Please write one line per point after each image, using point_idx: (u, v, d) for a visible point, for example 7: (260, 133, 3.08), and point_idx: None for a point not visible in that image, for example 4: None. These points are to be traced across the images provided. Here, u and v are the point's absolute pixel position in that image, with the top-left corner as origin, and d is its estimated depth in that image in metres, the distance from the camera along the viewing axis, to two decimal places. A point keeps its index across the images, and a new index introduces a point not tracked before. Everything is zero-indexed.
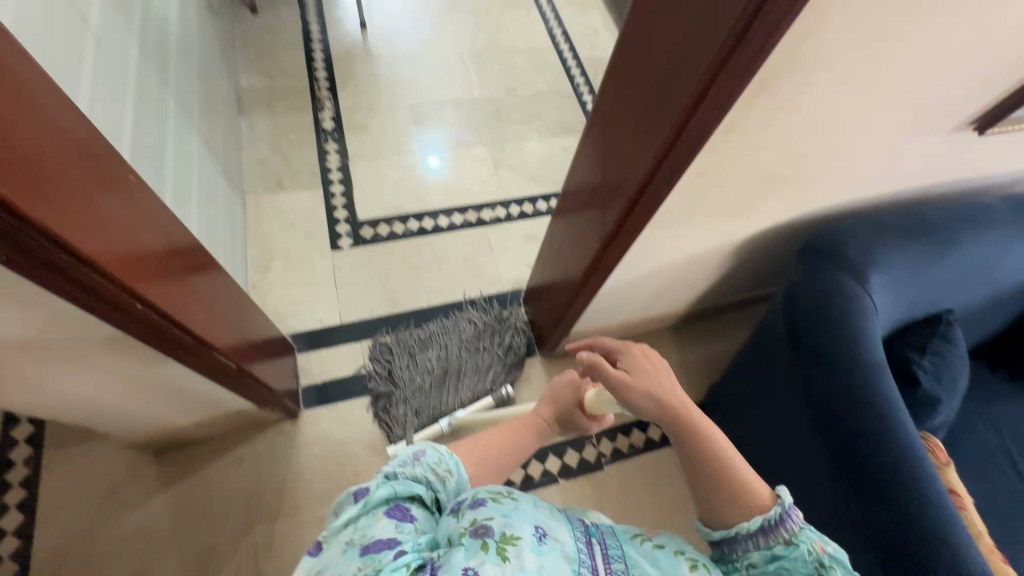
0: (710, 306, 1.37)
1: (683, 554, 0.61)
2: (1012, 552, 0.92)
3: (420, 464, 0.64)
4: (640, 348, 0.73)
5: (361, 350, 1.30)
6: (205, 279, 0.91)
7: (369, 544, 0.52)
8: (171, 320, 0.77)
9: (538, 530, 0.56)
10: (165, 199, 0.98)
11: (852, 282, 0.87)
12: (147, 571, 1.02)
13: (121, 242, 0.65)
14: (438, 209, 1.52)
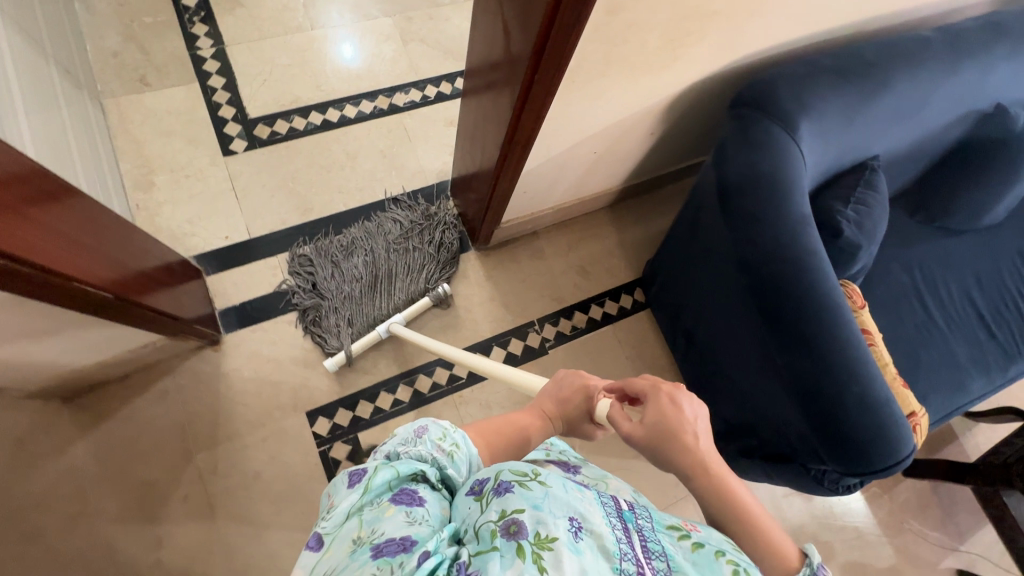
0: (645, 179, 1.32)
1: (725, 555, 0.45)
2: (914, 376, 1.01)
3: (424, 441, 0.53)
4: (667, 392, 0.61)
5: (278, 264, 1.19)
6: (63, 208, 0.75)
7: (380, 544, 0.42)
8: (19, 260, 0.63)
9: (573, 522, 0.44)
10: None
11: (782, 133, 0.82)
12: (86, 512, 0.99)
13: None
14: (343, 97, 1.33)
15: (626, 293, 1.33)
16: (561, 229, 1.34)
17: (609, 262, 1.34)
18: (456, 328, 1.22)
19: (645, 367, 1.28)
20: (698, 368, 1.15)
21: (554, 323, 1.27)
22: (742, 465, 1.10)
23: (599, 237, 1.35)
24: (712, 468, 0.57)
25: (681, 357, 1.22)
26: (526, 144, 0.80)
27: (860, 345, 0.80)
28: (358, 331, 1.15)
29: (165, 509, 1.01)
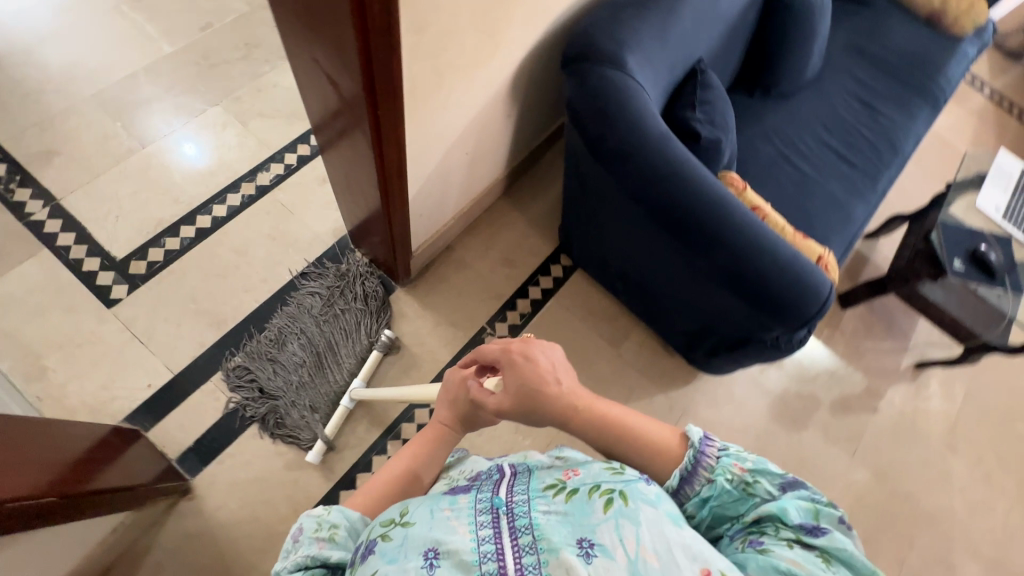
0: (523, 156, 1.37)
1: (598, 490, 0.47)
2: (810, 225, 1.13)
3: (299, 545, 0.47)
4: (518, 353, 0.55)
5: (215, 387, 1.13)
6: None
7: None
8: None
9: (429, 555, 0.43)
10: None
11: (614, 72, 0.89)
12: None
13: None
14: (206, 199, 1.28)
15: (554, 263, 1.39)
16: (471, 233, 1.37)
17: (526, 243, 1.39)
18: (417, 366, 1.22)
19: (599, 320, 1.35)
20: (642, 301, 1.23)
21: (503, 319, 1.30)
22: (715, 365, 1.19)
23: (508, 225, 1.40)
24: (581, 403, 0.54)
25: (624, 298, 1.29)
26: (400, 173, 0.82)
27: (754, 221, 0.89)
28: (324, 412, 1.13)
29: None
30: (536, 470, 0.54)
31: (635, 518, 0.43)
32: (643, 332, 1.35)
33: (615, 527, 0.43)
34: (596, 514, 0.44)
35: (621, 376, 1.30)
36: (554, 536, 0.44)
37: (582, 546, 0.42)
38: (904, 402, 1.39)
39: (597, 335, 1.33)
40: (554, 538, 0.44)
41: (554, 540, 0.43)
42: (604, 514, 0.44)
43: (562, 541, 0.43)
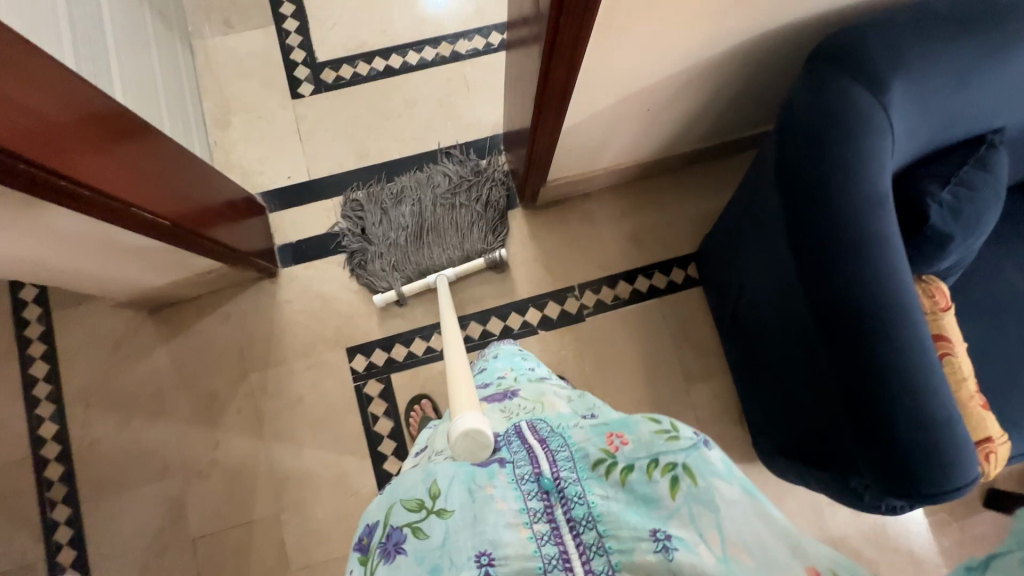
0: (716, 143, 1.19)
1: (659, 468, 0.48)
2: (1005, 397, 0.86)
3: None
4: None
5: (332, 207, 1.24)
6: (143, 146, 0.81)
7: None
8: (110, 195, 0.72)
9: (481, 559, 0.47)
10: (104, 65, 0.88)
11: (866, 94, 0.69)
12: (162, 409, 1.14)
13: (18, 106, 0.58)
14: (407, 43, 1.32)
15: (679, 267, 1.24)
16: (615, 193, 1.26)
17: (663, 232, 1.25)
18: (494, 285, 1.22)
19: (687, 347, 1.21)
20: (744, 355, 1.07)
21: (596, 291, 1.23)
22: (780, 465, 1.03)
23: (656, 205, 1.26)
24: None
25: (728, 341, 1.14)
26: (561, 97, 0.75)
27: (925, 352, 0.69)
28: (407, 277, 1.18)
29: (222, 415, 1.14)
30: (569, 432, 0.54)
31: (706, 501, 0.47)
32: (725, 385, 1.19)
33: (690, 513, 0.47)
34: (664, 500, 0.48)
35: (674, 412, 1.18)
36: (624, 530, 0.48)
37: (658, 540, 0.47)
38: None
39: (675, 360, 1.20)
40: (624, 534, 0.48)
41: (626, 536, 0.47)
42: (675, 501, 0.48)
43: (636, 535, 0.47)
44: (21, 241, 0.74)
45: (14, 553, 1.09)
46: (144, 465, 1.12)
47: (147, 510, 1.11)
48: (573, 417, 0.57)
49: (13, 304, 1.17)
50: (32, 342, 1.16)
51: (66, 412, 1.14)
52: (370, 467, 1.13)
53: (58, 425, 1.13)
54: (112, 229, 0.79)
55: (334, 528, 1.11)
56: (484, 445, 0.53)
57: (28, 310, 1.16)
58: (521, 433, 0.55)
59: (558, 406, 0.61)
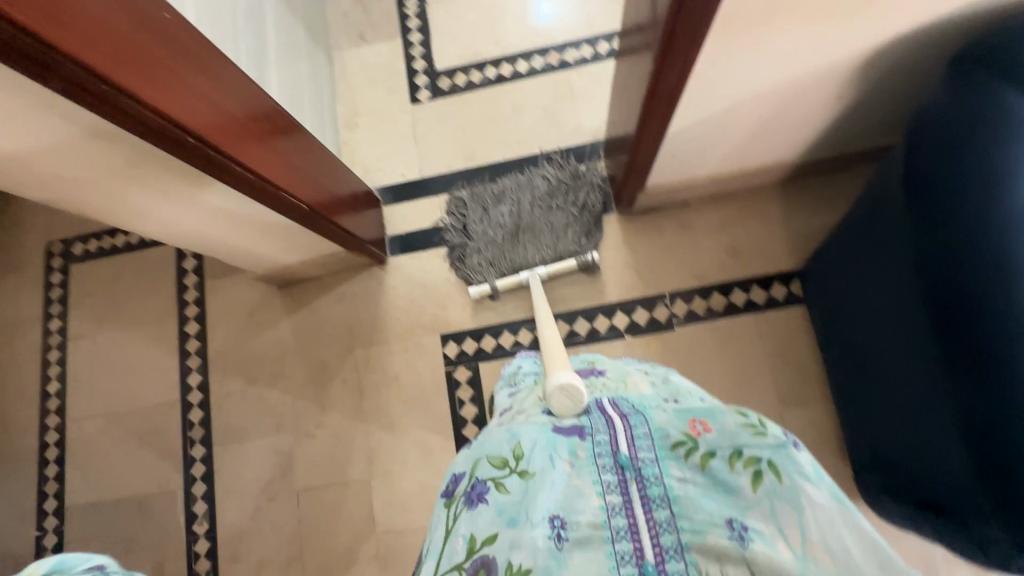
0: (834, 153, 1.12)
1: (740, 460, 0.50)
2: None
3: None
4: None
5: (438, 203, 1.34)
6: (291, 142, 0.94)
7: None
8: (264, 179, 0.84)
9: (554, 522, 0.52)
10: (266, 72, 1.03)
11: (1019, 97, 0.63)
12: (282, 372, 1.30)
13: (204, 100, 0.70)
14: (518, 52, 1.40)
15: (780, 282, 1.18)
16: (716, 202, 1.23)
17: (766, 245, 1.20)
18: (583, 287, 1.24)
19: (783, 367, 1.15)
20: (851, 380, 1.00)
21: (687, 300, 1.21)
22: (884, 503, 0.95)
23: (760, 217, 1.21)
24: None
25: (832, 365, 1.06)
26: (669, 100, 0.76)
27: None
28: (502, 273, 1.24)
29: (330, 384, 1.28)
30: (652, 413, 0.56)
31: (788, 497, 0.48)
32: (826, 412, 1.11)
33: (769, 506, 0.48)
34: (744, 490, 0.50)
35: None
36: (697, 514, 0.51)
37: (733, 528, 0.49)
38: None
39: (770, 379, 1.14)
40: (697, 516, 0.51)
41: (699, 520, 0.50)
42: (754, 493, 0.49)
43: (709, 521, 0.50)
44: (195, 214, 0.89)
45: (160, 480, 1.30)
46: (263, 420, 1.29)
47: (263, 459, 1.27)
48: (656, 400, 0.59)
49: (178, 271, 1.39)
50: (188, 304, 1.37)
51: (208, 366, 1.34)
52: (453, 448, 1.21)
53: (201, 377, 1.33)
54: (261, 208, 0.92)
55: (417, 500, 1.19)
56: (577, 403, 0.59)
57: (188, 278, 1.39)
58: (604, 407, 0.59)
59: (641, 389, 0.63)
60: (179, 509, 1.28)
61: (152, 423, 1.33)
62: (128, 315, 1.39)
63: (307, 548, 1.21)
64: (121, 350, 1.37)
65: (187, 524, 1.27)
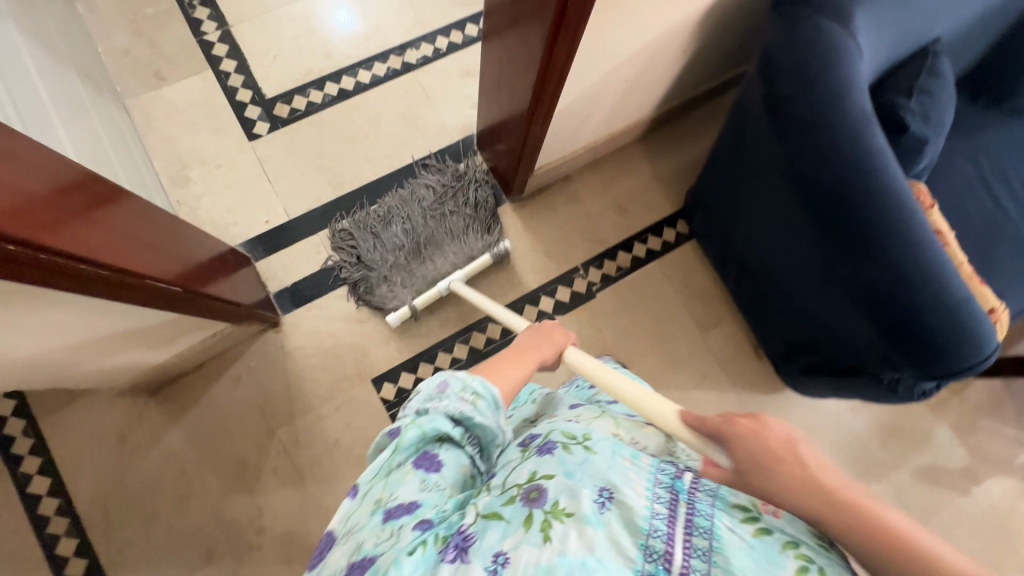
0: (678, 102, 1.25)
1: (795, 548, 0.44)
2: (1002, 284, 0.92)
3: (447, 396, 0.54)
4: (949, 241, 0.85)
5: (320, 241, 1.20)
6: (138, 219, 0.76)
7: (392, 507, 0.48)
8: (117, 270, 0.66)
9: (603, 493, 0.47)
10: (55, 136, 0.80)
11: (831, 24, 0.76)
12: (190, 491, 1.07)
13: (4, 183, 0.50)
14: (354, 62, 1.29)
15: (668, 226, 1.30)
16: (594, 169, 1.30)
17: (648, 197, 1.30)
18: (501, 282, 1.22)
19: (694, 299, 1.27)
20: (755, 292, 1.14)
21: (598, 266, 1.26)
22: (805, 384, 1.11)
23: (634, 173, 1.31)
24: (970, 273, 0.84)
25: (733, 284, 1.20)
26: (559, 79, 0.77)
27: (933, 250, 0.75)
28: (417, 289, 1.16)
29: (259, 480, 1.08)
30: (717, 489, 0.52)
31: None
32: (737, 325, 1.26)
33: None
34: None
35: (698, 361, 1.23)
36: (736, 561, 0.43)
37: None
38: (1003, 498, 1.20)
39: (687, 313, 1.26)
40: (733, 562, 0.43)
41: (735, 566, 0.42)
42: None
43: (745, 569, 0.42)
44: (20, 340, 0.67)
45: None
46: (186, 555, 1.05)
47: None
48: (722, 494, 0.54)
49: None
50: (24, 458, 1.05)
51: (83, 522, 1.04)
52: None
53: (77, 539, 1.03)
54: (113, 306, 0.73)
55: None
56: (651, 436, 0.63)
57: (11, 425, 1.05)
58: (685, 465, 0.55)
59: None
60: None
61: None
62: None
63: None
64: None
65: None
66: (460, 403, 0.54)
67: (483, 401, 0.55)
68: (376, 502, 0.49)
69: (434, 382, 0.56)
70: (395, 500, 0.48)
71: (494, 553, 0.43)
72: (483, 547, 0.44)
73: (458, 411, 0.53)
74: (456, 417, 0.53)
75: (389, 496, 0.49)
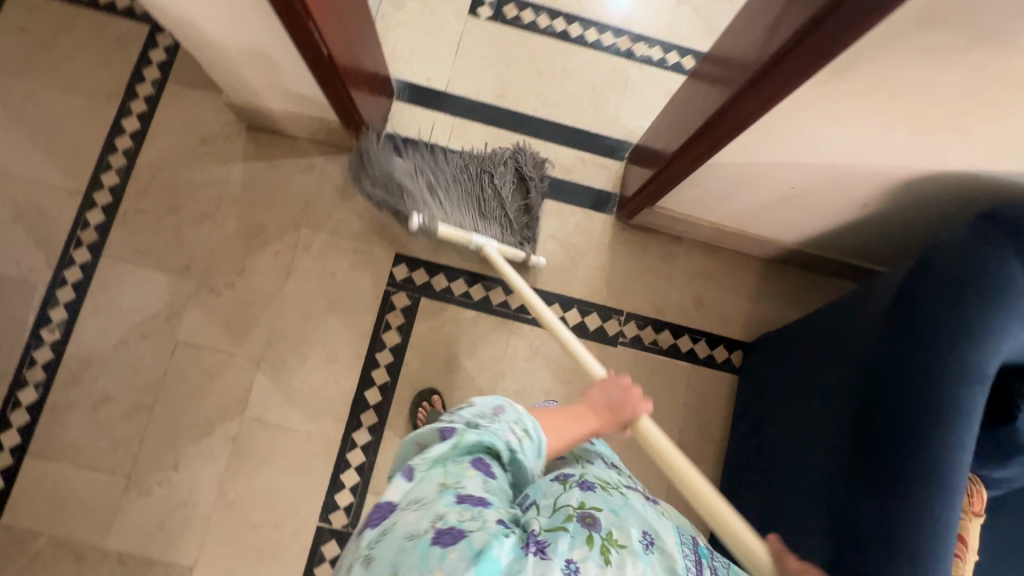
0: (824, 254, 1.16)
1: None
2: None
3: (498, 421, 0.64)
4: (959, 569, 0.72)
5: (451, 124, 1.25)
6: None
7: (462, 495, 0.58)
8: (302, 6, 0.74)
9: (646, 536, 0.64)
10: None
11: (1018, 269, 0.67)
12: (211, 215, 1.17)
13: None
14: (592, 20, 1.33)
15: (725, 346, 1.22)
16: (703, 250, 1.25)
17: (728, 309, 1.23)
18: (553, 270, 1.21)
19: (692, 422, 1.19)
20: (747, 457, 1.05)
21: (639, 325, 1.21)
22: None
23: (734, 281, 1.24)
24: None
25: (737, 439, 1.10)
26: (731, 132, 0.74)
27: (943, 544, 0.66)
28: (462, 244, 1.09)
29: (259, 251, 1.16)
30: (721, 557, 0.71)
31: None
32: (709, 475, 1.17)
33: None
34: None
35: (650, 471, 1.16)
36: None
37: None
38: None
39: (678, 428, 1.18)
40: None
41: None
42: None
43: None
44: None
45: (24, 267, 1.13)
46: (170, 255, 1.15)
47: (151, 294, 1.13)
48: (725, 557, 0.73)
49: (140, 57, 1.20)
50: (137, 99, 1.19)
51: (132, 173, 1.17)
52: (359, 364, 1.14)
53: (119, 180, 1.17)
54: (281, 36, 0.81)
55: (300, 399, 1.12)
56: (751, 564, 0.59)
57: (149, 70, 1.20)
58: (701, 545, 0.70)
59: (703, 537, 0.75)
60: (33, 306, 1.12)
61: (41, 203, 1.15)
62: (61, 77, 1.18)
63: (162, 403, 1.10)
64: (37, 111, 1.17)
65: (35, 324, 1.11)
66: (509, 433, 0.64)
67: (523, 436, 0.65)
68: (443, 484, 0.58)
69: (487, 404, 0.66)
70: (466, 488, 0.58)
71: (567, 557, 0.57)
72: (561, 549, 0.58)
73: (502, 437, 0.63)
74: (506, 446, 0.63)
75: (456, 483, 0.59)
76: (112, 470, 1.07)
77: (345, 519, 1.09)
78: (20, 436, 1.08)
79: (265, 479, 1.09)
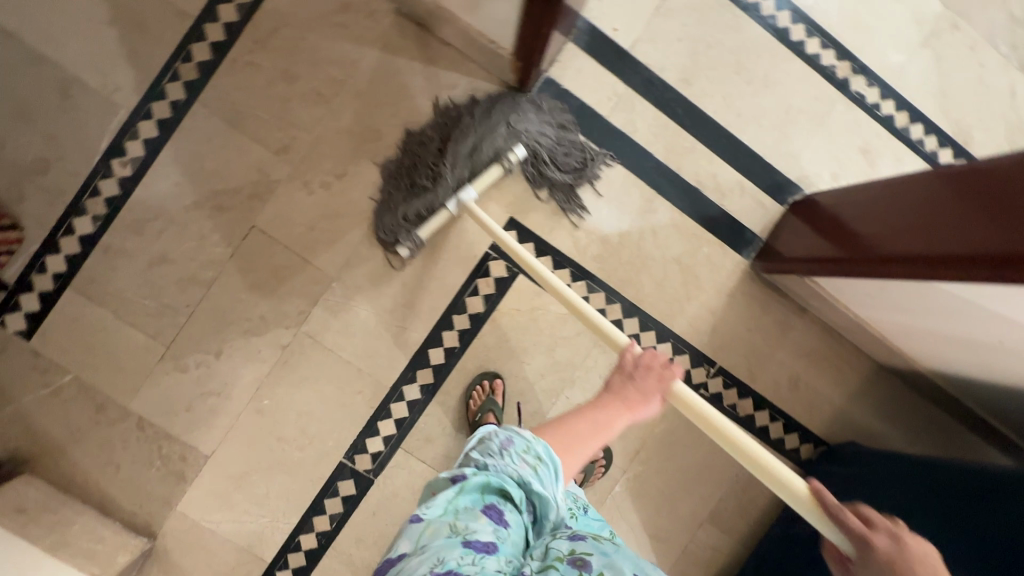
0: (950, 390, 1.05)
1: None
2: None
3: (506, 455, 0.55)
4: None
5: (618, 93, 1.07)
6: None
7: (470, 541, 0.49)
8: None
9: None
10: None
11: None
12: (326, 100, 1.01)
13: None
14: (821, 27, 1.10)
15: (799, 436, 1.14)
16: (823, 333, 1.13)
17: (820, 401, 1.14)
18: (664, 295, 1.10)
19: (735, 495, 1.13)
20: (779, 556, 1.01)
21: (725, 384, 1.13)
22: None
23: (839, 376, 1.14)
24: None
25: (779, 535, 1.07)
26: None
27: None
28: (460, 180, 0.99)
29: (365, 159, 1.02)
30: None
31: None
32: (729, 549, 1.14)
33: None
34: None
35: (674, 524, 1.13)
36: None
37: None
38: None
39: (719, 495, 1.13)
40: None
41: None
42: None
43: None
44: None
45: (109, 83, 0.98)
46: (269, 128, 1.01)
47: (238, 164, 1.01)
48: None
49: None
50: None
51: (252, 17, 1.00)
52: (432, 319, 1.05)
53: (236, 20, 0.99)
54: None
55: (361, 332, 1.04)
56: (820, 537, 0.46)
57: None
58: None
59: None
60: (110, 131, 0.99)
61: (145, 15, 0.98)
62: None
63: (220, 285, 1.01)
64: None
65: (106, 151, 0.99)
66: (520, 465, 0.55)
67: (542, 467, 0.55)
68: (451, 529, 0.50)
69: (496, 435, 0.57)
70: (474, 534, 0.50)
71: None
72: None
73: (516, 473, 0.54)
74: (517, 479, 0.54)
75: (467, 529, 0.50)
76: (152, 335, 1.01)
77: (369, 464, 1.05)
78: (66, 266, 0.99)
79: (301, 398, 1.03)
